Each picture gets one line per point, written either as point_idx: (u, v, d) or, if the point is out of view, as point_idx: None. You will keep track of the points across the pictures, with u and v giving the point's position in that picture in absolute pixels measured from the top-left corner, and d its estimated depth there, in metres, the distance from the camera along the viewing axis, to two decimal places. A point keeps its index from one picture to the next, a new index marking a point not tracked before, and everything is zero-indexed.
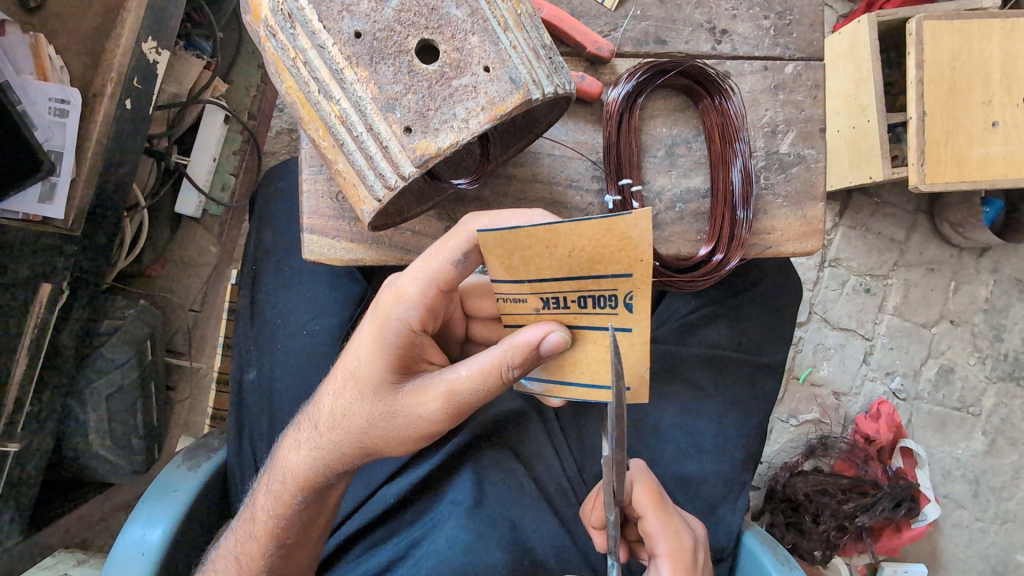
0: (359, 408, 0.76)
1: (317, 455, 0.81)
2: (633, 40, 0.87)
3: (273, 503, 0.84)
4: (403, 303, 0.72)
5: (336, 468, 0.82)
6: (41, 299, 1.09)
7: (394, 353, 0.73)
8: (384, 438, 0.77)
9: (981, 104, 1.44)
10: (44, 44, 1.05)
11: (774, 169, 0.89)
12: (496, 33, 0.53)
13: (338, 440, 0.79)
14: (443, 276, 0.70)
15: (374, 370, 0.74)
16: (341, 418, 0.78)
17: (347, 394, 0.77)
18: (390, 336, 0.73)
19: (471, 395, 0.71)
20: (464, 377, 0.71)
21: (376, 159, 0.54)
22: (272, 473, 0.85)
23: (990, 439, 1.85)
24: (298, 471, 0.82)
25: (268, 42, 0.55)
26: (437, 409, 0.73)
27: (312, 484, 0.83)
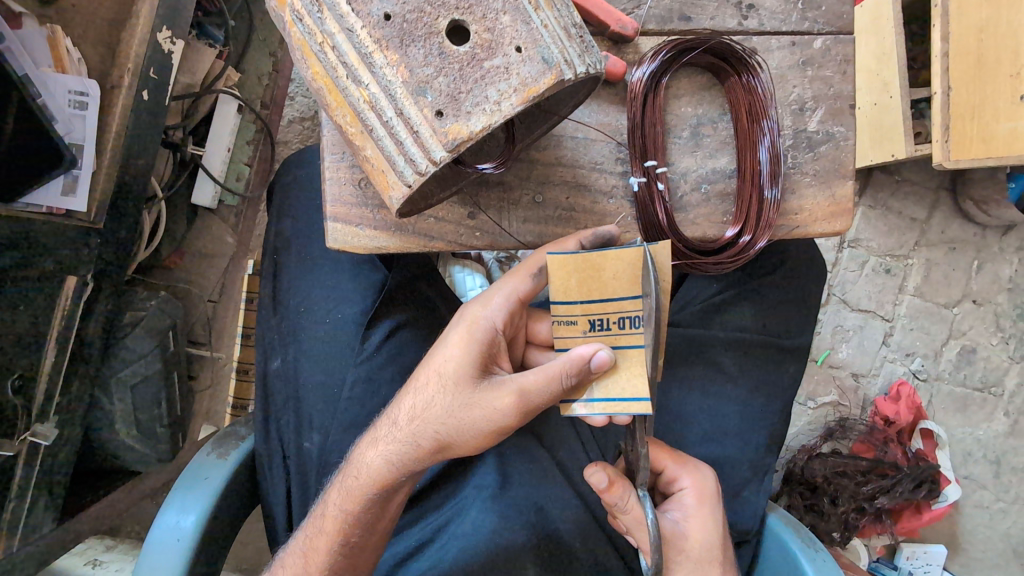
0: (438, 404, 0.75)
1: (394, 448, 0.80)
2: (658, 17, 0.85)
3: (345, 495, 0.83)
4: (491, 306, 0.78)
5: (410, 464, 0.80)
6: (66, 293, 1.10)
7: (478, 351, 0.76)
8: (459, 436, 0.75)
9: (1010, 78, 1.33)
10: (61, 36, 1.05)
11: (802, 148, 0.87)
12: (528, 12, 0.51)
13: (415, 436, 0.78)
14: (526, 291, 0.79)
15: (457, 366, 0.75)
16: (420, 415, 0.77)
17: (427, 391, 0.77)
18: (477, 337, 0.77)
19: (539, 397, 0.71)
20: (534, 377, 0.71)
21: (406, 144, 0.53)
22: (349, 466, 0.84)
23: (1012, 421, 1.83)
24: (374, 462, 0.81)
25: (295, 27, 0.54)
26: (509, 409, 0.72)
27: (384, 477, 0.81)
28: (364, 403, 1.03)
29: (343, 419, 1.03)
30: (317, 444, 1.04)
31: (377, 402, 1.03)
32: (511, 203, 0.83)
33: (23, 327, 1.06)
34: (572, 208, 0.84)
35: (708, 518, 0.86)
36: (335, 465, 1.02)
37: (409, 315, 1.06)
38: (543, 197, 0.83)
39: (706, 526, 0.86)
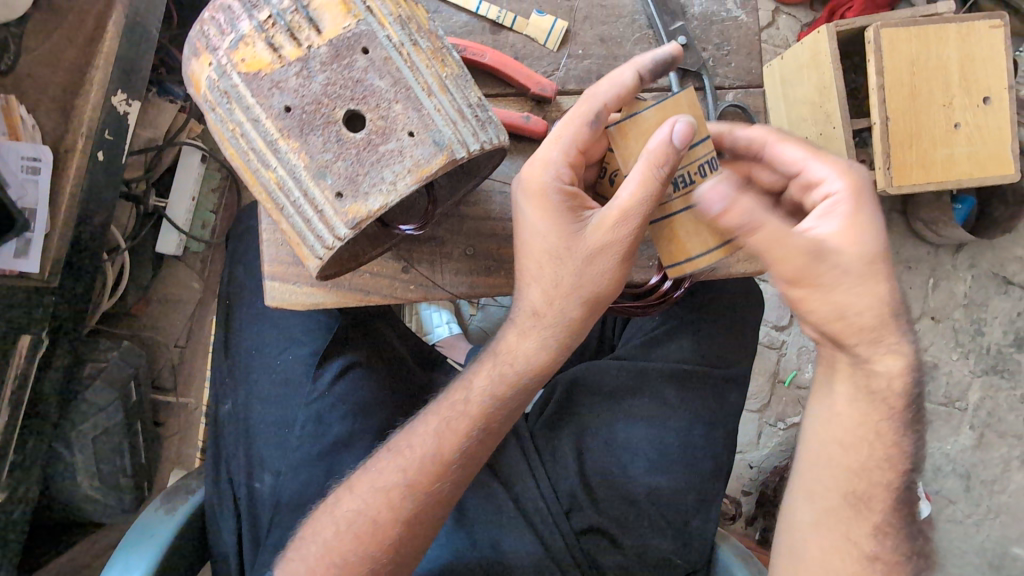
0: (564, 271, 0.78)
1: (543, 332, 0.81)
2: (577, 78, 0.91)
3: (497, 382, 0.83)
4: (549, 166, 0.77)
5: (568, 339, 0.82)
6: (21, 352, 1.11)
7: (560, 207, 0.77)
8: (593, 282, 0.78)
9: (943, 106, 1.42)
10: (15, 105, 1.07)
11: (720, 193, 0.92)
12: (419, 99, 0.55)
13: (560, 314, 0.80)
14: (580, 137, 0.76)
15: (554, 233, 0.77)
16: (551, 293, 0.79)
17: (547, 271, 0.78)
18: (551, 201, 0.77)
19: (643, 199, 0.72)
20: (628, 195, 0.72)
21: (313, 221, 0.57)
22: (454, 390, 0.86)
23: (978, 434, 1.86)
24: (520, 350, 0.83)
25: (209, 114, 0.58)
26: (621, 229, 0.75)
27: (548, 357, 0.82)
28: (316, 442, 1.02)
29: (294, 456, 1.01)
30: (268, 484, 1.03)
31: (328, 439, 1.02)
32: (443, 256, 0.86)
33: None
34: (503, 258, 0.87)
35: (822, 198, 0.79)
36: (285, 505, 0.99)
37: (361, 355, 1.07)
38: (473, 249, 0.87)
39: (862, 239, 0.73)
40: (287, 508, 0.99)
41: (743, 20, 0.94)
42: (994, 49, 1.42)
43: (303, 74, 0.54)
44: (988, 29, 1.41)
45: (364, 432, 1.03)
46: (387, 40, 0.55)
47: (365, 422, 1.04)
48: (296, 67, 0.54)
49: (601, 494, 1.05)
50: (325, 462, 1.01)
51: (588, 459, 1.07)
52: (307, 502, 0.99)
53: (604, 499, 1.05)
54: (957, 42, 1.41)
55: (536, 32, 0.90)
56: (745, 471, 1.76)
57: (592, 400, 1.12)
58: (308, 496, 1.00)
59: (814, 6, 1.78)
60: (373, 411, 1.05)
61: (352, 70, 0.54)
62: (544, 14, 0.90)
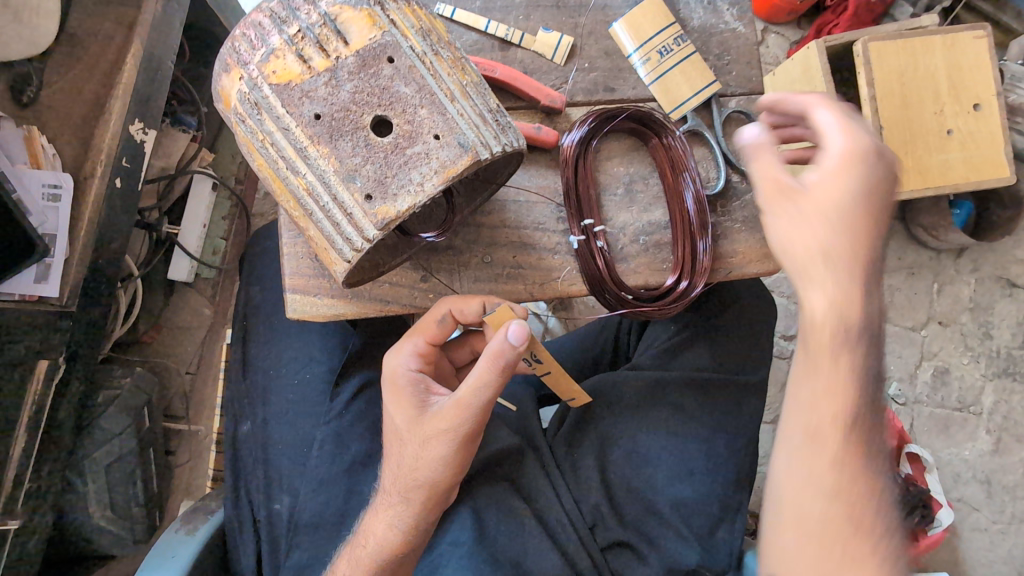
0: (410, 453, 0.82)
1: (395, 512, 0.83)
2: (584, 90, 0.94)
3: (392, 529, 0.83)
4: (402, 356, 0.85)
5: (415, 520, 0.84)
6: (38, 378, 1.12)
7: (411, 398, 0.83)
8: (428, 467, 0.81)
9: (934, 114, 1.44)
10: (37, 134, 1.12)
11: (729, 197, 0.94)
12: (443, 104, 0.58)
13: (406, 495, 0.83)
14: (434, 335, 0.86)
15: (402, 418, 0.83)
16: (399, 476, 0.83)
17: (401, 452, 0.83)
18: (406, 390, 0.83)
19: (477, 397, 0.77)
20: (466, 387, 0.77)
21: (342, 224, 0.58)
22: (357, 534, 0.86)
23: (995, 439, 1.83)
24: (385, 534, 0.83)
25: (239, 127, 0.61)
26: (457, 420, 0.78)
27: (403, 541, 0.84)
28: (333, 462, 0.99)
29: (315, 471, 0.99)
30: (287, 506, 1.02)
31: (347, 459, 0.99)
32: (460, 264, 0.88)
33: None
34: (519, 265, 0.89)
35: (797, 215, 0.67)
36: (304, 527, 0.97)
37: (377, 371, 1.07)
38: (490, 256, 0.89)
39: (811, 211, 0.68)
40: (306, 529, 0.97)
41: (740, 31, 0.98)
42: (981, 56, 1.45)
43: (332, 83, 0.56)
44: (974, 38, 1.45)
45: (382, 449, 1.02)
46: (411, 50, 0.58)
47: (382, 440, 1.03)
48: (325, 77, 0.56)
49: (625, 507, 1.03)
50: (345, 482, 0.99)
51: (610, 470, 1.05)
52: (326, 525, 0.97)
53: (629, 512, 1.03)
54: (945, 52, 1.45)
55: (544, 48, 0.93)
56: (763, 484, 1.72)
57: (606, 410, 1.09)
58: (325, 521, 0.97)
59: (801, 24, 1.84)
60: None
61: (378, 79, 0.57)
62: (551, 31, 0.94)
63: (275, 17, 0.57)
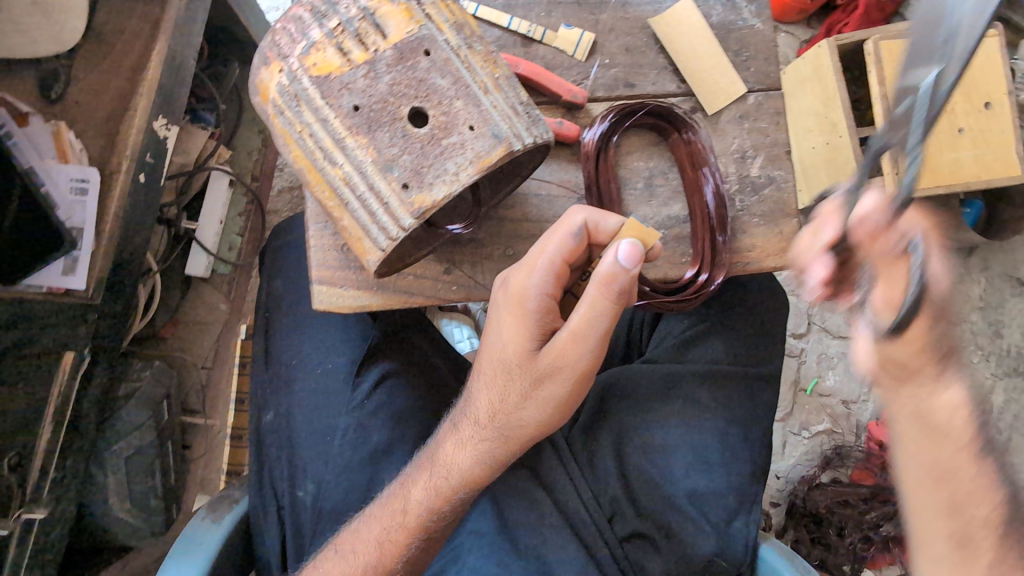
0: (518, 377, 0.83)
1: (484, 446, 0.86)
2: (605, 86, 0.96)
3: (480, 458, 0.87)
4: (534, 274, 0.80)
5: (502, 454, 0.87)
6: (64, 369, 1.15)
7: (535, 322, 0.80)
8: (532, 401, 0.83)
9: (946, 113, 1.45)
10: (65, 130, 1.15)
11: (747, 192, 0.96)
12: (478, 96, 0.59)
13: (502, 427, 0.85)
14: (567, 252, 0.80)
15: (514, 338, 0.82)
16: (499, 399, 0.84)
17: (501, 381, 0.84)
18: (529, 312, 0.80)
19: (596, 329, 0.78)
20: (582, 319, 0.78)
21: (378, 213, 0.60)
22: (437, 464, 0.89)
23: (1006, 438, 1.82)
24: (470, 463, 0.88)
25: (276, 118, 0.62)
26: (572, 354, 0.79)
27: (484, 471, 0.88)
28: (356, 451, 1.02)
29: (336, 462, 1.01)
30: (311, 493, 1.04)
31: (370, 448, 1.02)
32: (483, 256, 0.89)
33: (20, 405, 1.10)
34: None
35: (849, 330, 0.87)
36: (327, 514, 1.01)
37: (396, 363, 1.08)
38: (513, 249, 0.90)
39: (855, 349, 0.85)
40: (330, 517, 1.01)
41: (759, 28, 1.00)
42: (992, 56, 1.47)
43: (371, 76, 0.58)
44: (985, 38, 1.47)
45: (403, 440, 1.04)
46: (447, 43, 0.60)
47: (403, 431, 1.05)
48: (363, 69, 0.58)
49: (643, 499, 1.03)
50: (367, 470, 1.02)
51: (627, 463, 1.06)
52: (348, 513, 1.01)
53: (646, 504, 1.03)
54: None
55: (565, 44, 0.95)
56: (774, 481, 1.72)
57: (623, 403, 1.10)
58: (350, 505, 1.01)
59: (812, 23, 1.85)
60: (410, 420, 1.06)
61: (415, 71, 0.58)
62: (572, 27, 0.95)
63: (314, 11, 0.58)
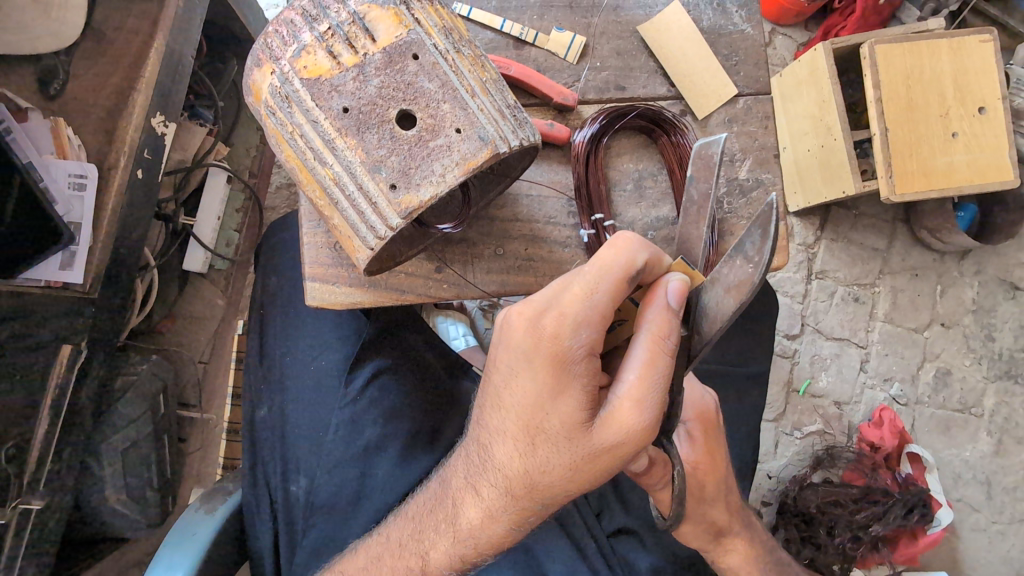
0: (557, 440, 0.72)
1: (517, 513, 0.77)
2: (596, 88, 0.97)
3: (513, 524, 0.79)
4: (578, 328, 0.69)
5: (537, 518, 0.79)
6: (61, 361, 1.16)
7: (574, 381, 0.71)
8: (577, 472, 0.73)
9: (939, 117, 1.46)
10: (63, 126, 1.14)
11: (736, 195, 0.97)
12: (465, 99, 0.61)
13: (539, 496, 0.75)
14: (615, 298, 0.70)
15: (549, 396, 0.71)
16: (528, 464, 0.74)
17: (540, 450, 0.73)
18: (570, 371, 0.70)
19: (654, 395, 0.69)
20: (641, 383, 0.69)
21: (367, 213, 0.61)
22: (461, 533, 0.81)
23: (996, 440, 1.84)
24: (501, 530, 0.79)
25: (269, 119, 0.64)
26: (632, 425, 0.70)
27: (515, 535, 0.80)
28: (349, 445, 1.05)
29: (327, 457, 1.04)
30: (304, 487, 1.06)
31: (361, 443, 1.05)
32: (474, 256, 0.91)
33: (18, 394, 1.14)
34: (532, 258, 0.92)
35: (718, 441, 0.92)
36: (319, 508, 1.03)
37: (390, 361, 1.10)
38: (503, 249, 0.91)
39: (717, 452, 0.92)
40: (321, 511, 1.03)
41: (749, 33, 1.01)
42: (987, 60, 1.47)
43: (360, 79, 0.60)
44: (980, 42, 1.48)
45: (395, 436, 1.06)
46: (434, 47, 0.61)
47: (395, 427, 1.07)
48: (353, 72, 0.59)
49: (630, 495, 1.05)
50: (359, 465, 1.04)
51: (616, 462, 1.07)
52: (338, 507, 1.04)
53: (633, 500, 1.05)
54: (950, 56, 1.47)
55: (557, 47, 0.96)
56: (766, 480, 1.75)
57: None
58: (340, 500, 1.04)
59: (809, 27, 1.86)
60: (402, 416, 1.08)
61: (404, 75, 0.60)
62: (564, 30, 0.97)
63: (306, 15, 0.60)
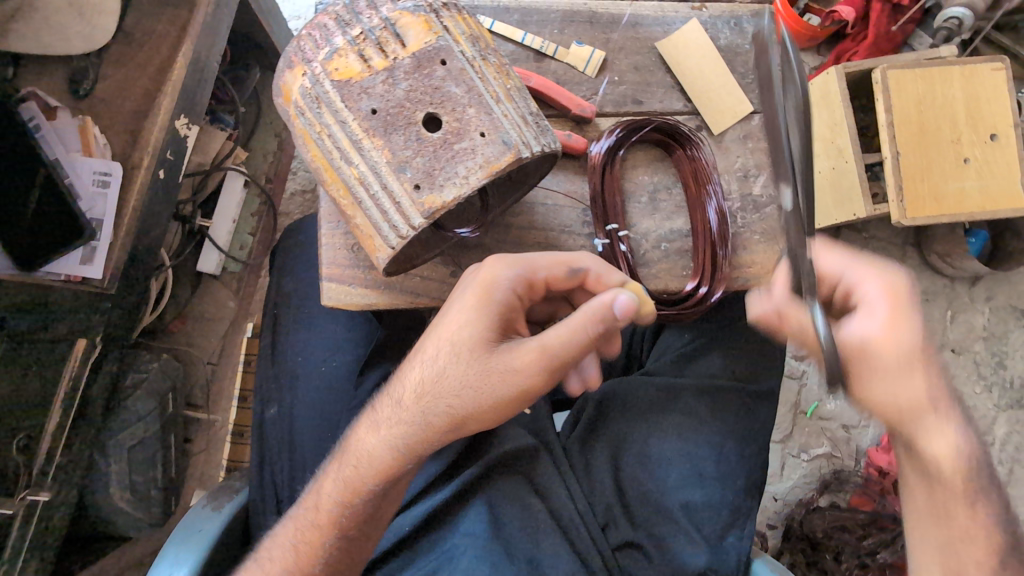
0: (465, 370, 0.75)
1: (400, 435, 0.79)
2: (613, 102, 0.99)
3: (394, 448, 0.79)
4: (508, 266, 0.79)
5: (419, 449, 0.79)
6: (75, 354, 1.18)
7: (493, 310, 0.77)
8: (468, 397, 0.76)
9: (951, 143, 1.47)
10: (91, 125, 1.18)
11: (749, 210, 0.98)
12: (490, 105, 0.62)
13: (425, 414, 0.77)
14: (550, 274, 0.81)
15: (474, 327, 0.76)
16: (429, 386, 0.77)
17: (438, 359, 0.77)
18: (490, 296, 0.77)
19: (566, 350, 0.75)
20: (560, 333, 0.75)
21: (390, 212, 0.63)
22: (348, 454, 0.83)
23: (1007, 469, 1.81)
24: (379, 450, 0.80)
25: (297, 119, 0.65)
26: (533, 364, 0.74)
27: (393, 463, 0.80)
28: None
29: None
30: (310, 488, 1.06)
31: None
32: None
33: (31, 389, 1.16)
34: None
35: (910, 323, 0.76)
36: None
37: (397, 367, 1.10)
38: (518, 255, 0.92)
39: (902, 334, 0.76)
40: None
41: None
42: (999, 90, 1.49)
43: (389, 82, 0.61)
44: (992, 71, 1.49)
45: None
46: (462, 54, 0.63)
47: None
48: (382, 75, 0.61)
49: (635, 509, 1.04)
50: None
51: (622, 473, 1.06)
52: None
53: (639, 514, 1.04)
54: (963, 83, 1.49)
55: (576, 60, 0.98)
56: (770, 503, 1.72)
57: (621, 414, 1.11)
58: None
59: (821, 51, 1.88)
60: None
61: (431, 80, 0.62)
62: (584, 45, 0.99)
63: (339, 19, 0.62)
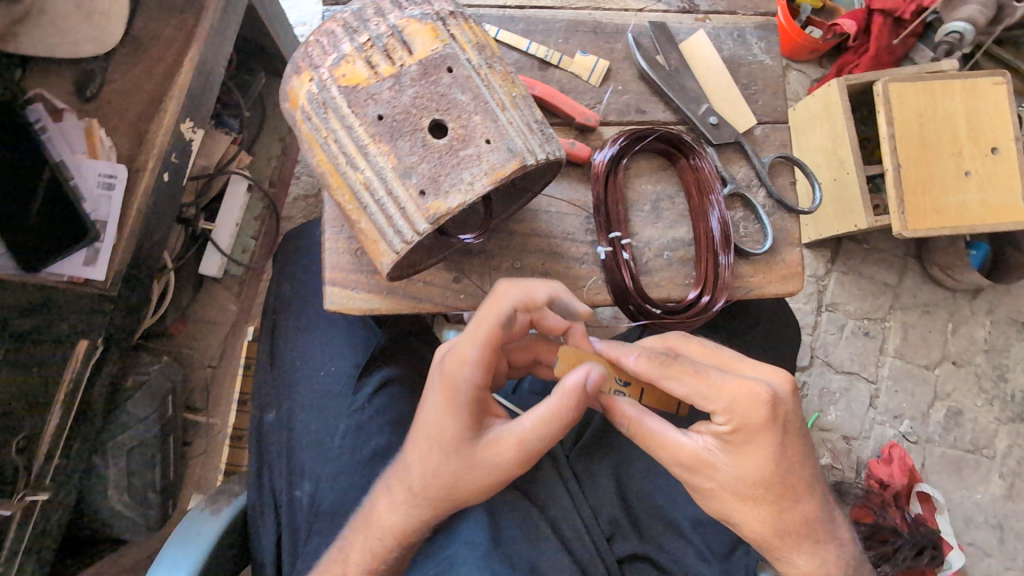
0: (451, 468, 0.80)
1: (412, 514, 0.84)
2: (616, 111, 0.99)
3: (409, 525, 0.84)
4: (466, 365, 0.80)
5: (431, 522, 0.84)
6: (77, 355, 1.19)
7: (465, 408, 0.80)
8: (463, 485, 0.81)
9: (952, 155, 1.48)
10: (96, 128, 1.19)
11: (751, 219, 0.98)
12: (495, 112, 0.63)
13: (428, 499, 0.82)
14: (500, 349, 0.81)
15: (451, 428, 0.80)
16: (428, 479, 0.82)
17: (429, 456, 0.81)
18: (458, 397, 0.80)
19: (542, 443, 0.79)
20: (532, 424, 0.79)
21: (395, 218, 0.63)
22: (368, 526, 0.86)
23: (1009, 483, 1.80)
24: (397, 526, 0.84)
25: (304, 124, 0.66)
26: (513, 458, 0.79)
27: (411, 534, 0.85)
28: (355, 452, 1.05)
29: (332, 462, 1.04)
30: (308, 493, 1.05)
31: (367, 451, 1.04)
32: (492, 268, 0.92)
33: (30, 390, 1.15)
34: (548, 273, 0.93)
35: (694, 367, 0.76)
36: (323, 515, 1.01)
37: (400, 370, 1.12)
38: (521, 262, 0.92)
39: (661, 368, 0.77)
40: (327, 516, 1.01)
41: (768, 64, 1.04)
42: (1001, 104, 1.50)
43: (395, 89, 0.62)
44: (994, 85, 1.50)
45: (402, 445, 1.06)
46: (468, 62, 0.63)
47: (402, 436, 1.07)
48: (389, 82, 0.62)
49: (636, 518, 1.04)
50: (364, 473, 1.03)
51: (622, 482, 1.06)
52: (341, 516, 1.01)
53: (639, 523, 1.03)
54: (964, 96, 1.50)
55: (580, 69, 0.99)
56: None
57: None
58: (346, 507, 1.01)
59: (823, 64, 1.90)
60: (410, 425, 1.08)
61: (438, 87, 0.62)
62: (588, 54, 1.00)
63: (347, 26, 0.63)
